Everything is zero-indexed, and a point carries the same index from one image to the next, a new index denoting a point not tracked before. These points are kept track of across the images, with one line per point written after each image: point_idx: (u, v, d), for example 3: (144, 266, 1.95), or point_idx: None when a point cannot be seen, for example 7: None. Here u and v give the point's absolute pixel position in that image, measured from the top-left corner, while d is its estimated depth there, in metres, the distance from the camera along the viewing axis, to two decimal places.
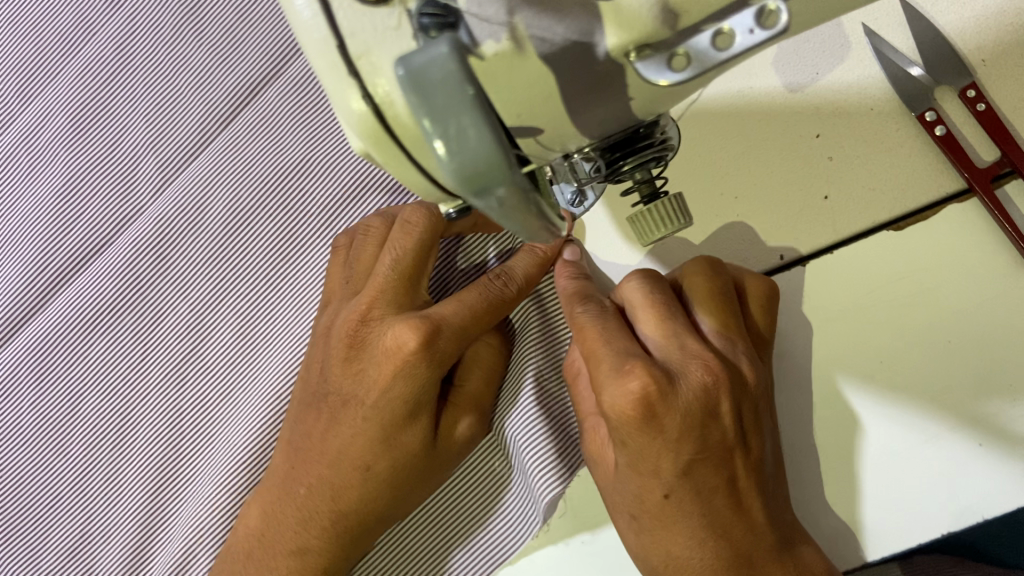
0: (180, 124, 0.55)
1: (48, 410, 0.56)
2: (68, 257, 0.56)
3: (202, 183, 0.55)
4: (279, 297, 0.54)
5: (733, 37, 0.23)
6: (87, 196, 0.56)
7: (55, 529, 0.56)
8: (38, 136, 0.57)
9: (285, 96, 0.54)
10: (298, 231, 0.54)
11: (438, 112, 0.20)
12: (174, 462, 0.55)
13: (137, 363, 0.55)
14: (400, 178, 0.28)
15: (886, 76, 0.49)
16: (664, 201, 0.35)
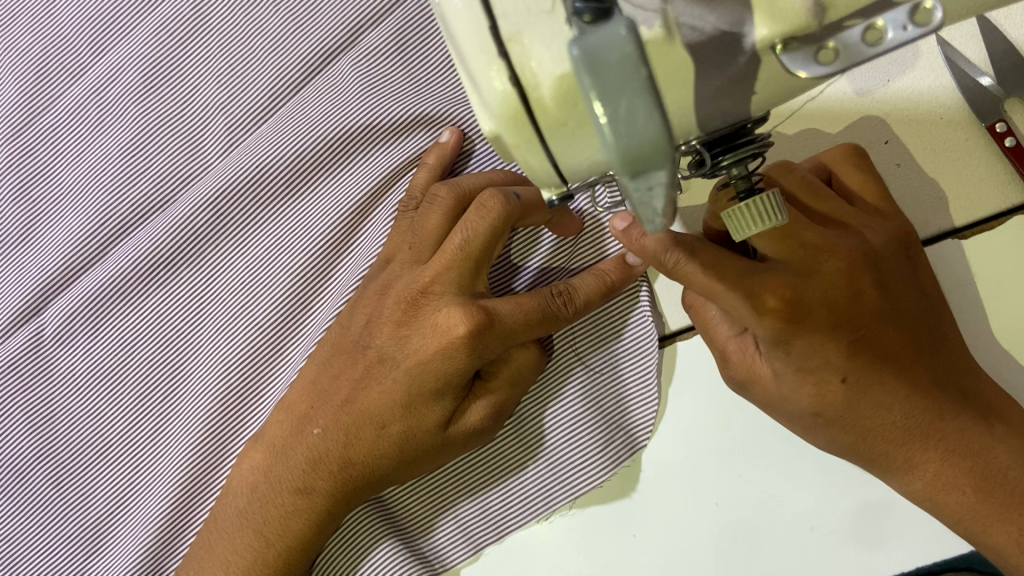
0: (252, 86, 0.55)
1: (102, 358, 0.55)
2: (131, 209, 0.55)
3: (268, 142, 0.53)
4: (339, 262, 0.54)
5: (884, 33, 0.24)
6: (153, 151, 0.55)
7: (100, 479, 0.54)
8: (109, 90, 0.56)
9: (359, 65, 0.53)
10: (360, 198, 0.53)
11: (611, 93, 0.20)
12: (225, 419, 0.53)
13: (193, 317, 0.54)
14: (519, 160, 0.28)
15: (957, 86, 0.50)
16: (762, 197, 0.34)
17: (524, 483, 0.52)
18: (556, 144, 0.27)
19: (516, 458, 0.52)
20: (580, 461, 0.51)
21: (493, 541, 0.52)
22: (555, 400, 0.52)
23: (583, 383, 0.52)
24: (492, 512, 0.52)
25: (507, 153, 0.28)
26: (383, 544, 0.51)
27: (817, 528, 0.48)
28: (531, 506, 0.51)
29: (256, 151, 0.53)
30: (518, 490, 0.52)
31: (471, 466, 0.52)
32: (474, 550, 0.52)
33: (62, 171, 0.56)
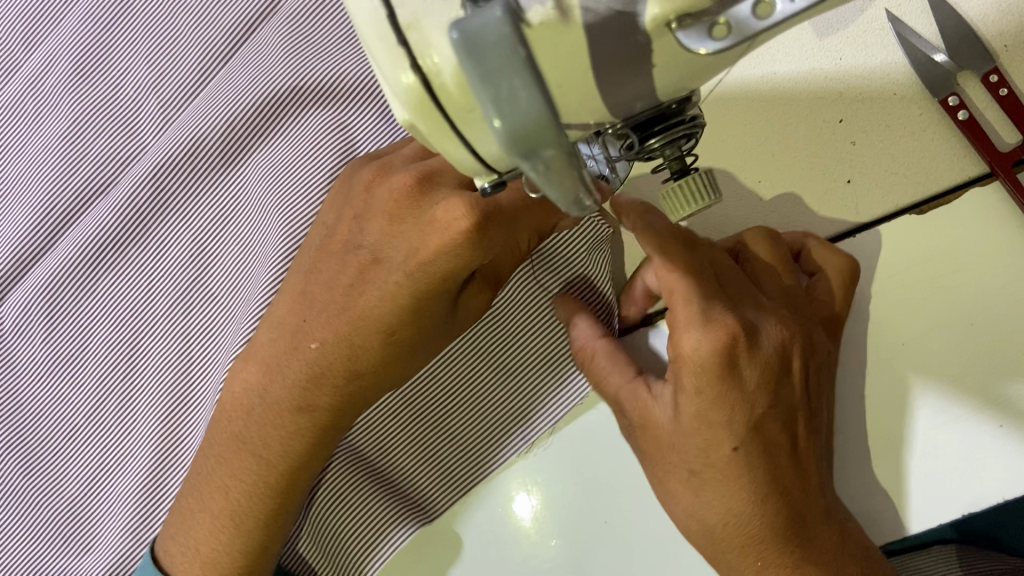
0: (181, 63, 0.60)
1: (61, 346, 0.60)
2: (75, 196, 0.60)
3: (199, 117, 0.58)
4: (272, 216, 0.57)
5: (774, 5, 0.24)
6: (92, 136, 0.61)
7: (72, 462, 0.60)
8: (43, 81, 0.62)
9: (281, 26, 0.59)
10: (291, 158, 0.57)
11: (491, 74, 0.21)
12: (185, 388, 0.58)
13: (144, 295, 0.59)
14: (438, 147, 0.29)
15: (909, 62, 0.50)
16: (692, 179, 0.34)
17: (503, 415, 0.54)
18: (469, 132, 0.27)
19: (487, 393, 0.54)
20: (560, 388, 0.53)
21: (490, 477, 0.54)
22: (519, 330, 0.53)
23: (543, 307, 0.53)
24: (473, 447, 0.54)
25: (427, 143, 0.29)
26: (361, 501, 0.53)
27: None
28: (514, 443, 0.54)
29: (189, 125, 0.59)
30: (500, 421, 0.54)
31: (436, 416, 0.54)
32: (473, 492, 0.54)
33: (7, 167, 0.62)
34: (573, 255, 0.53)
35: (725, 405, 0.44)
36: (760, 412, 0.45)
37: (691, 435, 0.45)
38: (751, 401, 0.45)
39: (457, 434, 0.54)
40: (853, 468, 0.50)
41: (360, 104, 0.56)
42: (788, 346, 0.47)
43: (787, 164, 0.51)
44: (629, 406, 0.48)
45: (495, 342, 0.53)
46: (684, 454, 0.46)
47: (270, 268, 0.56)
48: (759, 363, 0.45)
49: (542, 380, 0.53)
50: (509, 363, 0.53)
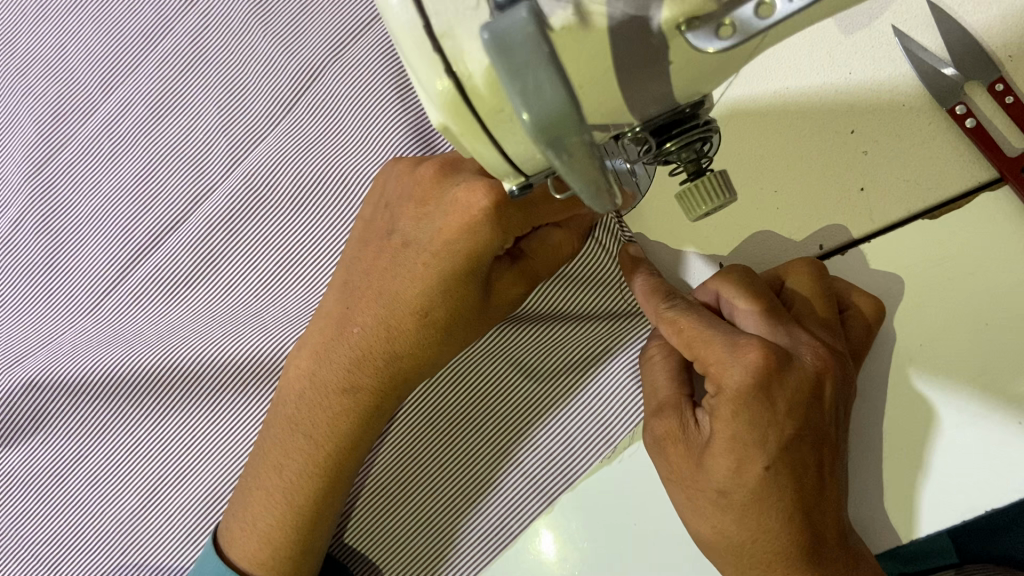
0: (250, 110, 0.65)
1: (116, 369, 0.63)
2: (148, 233, 0.66)
3: (274, 159, 0.63)
4: (337, 260, 0.61)
5: (774, 6, 0.26)
6: (165, 176, 0.66)
7: (130, 479, 0.63)
8: (119, 123, 0.68)
9: (341, 78, 0.62)
10: (353, 201, 0.61)
11: (518, 68, 0.23)
12: (240, 419, 0.61)
13: (205, 326, 0.63)
14: (469, 151, 0.31)
15: (917, 74, 0.52)
16: (707, 177, 0.37)
17: (545, 435, 0.56)
18: (499, 132, 0.29)
19: (543, 389, 0.56)
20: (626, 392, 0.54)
21: (561, 487, 0.56)
22: (564, 353, 0.56)
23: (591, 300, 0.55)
24: (517, 466, 0.56)
25: (459, 146, 0.31)
26: (405, 517, 0.58)
27: None
28: (557, 464, 0.56)
29: (256, 175, 0.63)
30: (547, 439, 0.56)
31: (484, 437, 0.57)
32: (547, 499, 0.56)
33: (80, 205, 0.68)
34: (617, 278, 0.55)
35: (757, 424, 0.44)
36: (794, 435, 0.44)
37: (720, 456, 0.45)
38: (781, 425, 0.44)
39: (512, 425, 0.57)
40: (876, 466, 0.52)
41: (410, 151, 0.59)
42: (824, 376, 0.46)
43: (801, 174, 0.54)
44: (665, 422, 0.48)
45: (544, 361, 0.56)
46: (710, 476, 0.46)
47: None
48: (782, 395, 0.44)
49: (592, 404, 0.55)
50: (560, 385, 0.56)
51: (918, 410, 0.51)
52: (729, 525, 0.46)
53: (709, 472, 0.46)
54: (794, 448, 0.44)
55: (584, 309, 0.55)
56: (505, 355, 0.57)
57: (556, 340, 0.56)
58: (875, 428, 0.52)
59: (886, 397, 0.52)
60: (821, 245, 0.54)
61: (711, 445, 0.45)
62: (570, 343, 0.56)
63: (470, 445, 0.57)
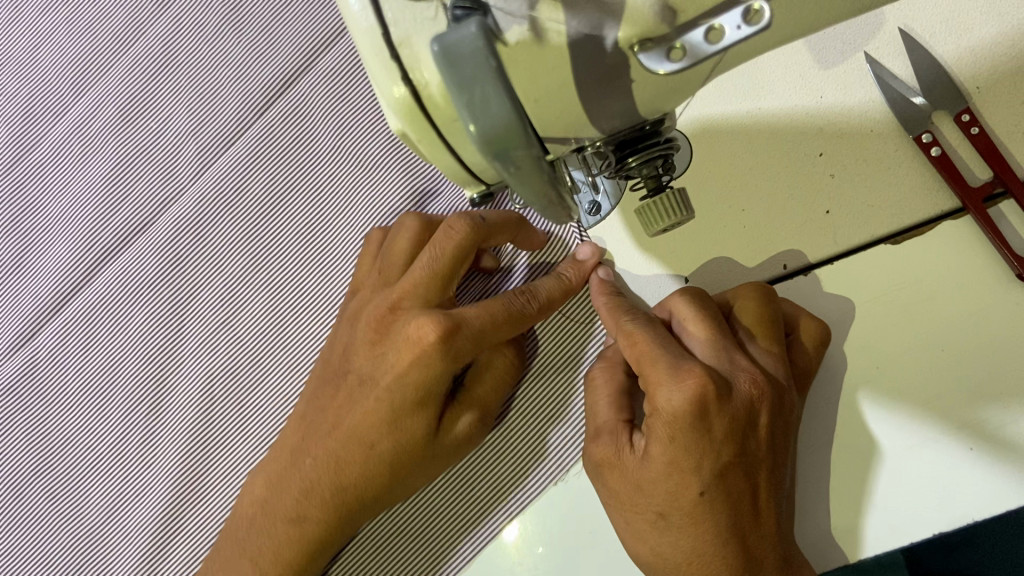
0: (219, 115, 0.67)
1: (92, 376, 0.66)
2: (115, 235, 0.67)
3: (241, 167, 0.66)
4: (305, 267, 0.64)
5: (723, 33, 0.26)
6: (133, 178, 0.67)
7: (94, 490, 0.65)
8: (90, 125, 0.69)
9: (316, 86, 0.65)
10: (325, 211, 0.64)
11: (465, 81, 0.24)
12: (207, 425, 0.64)
13: (174, 335, 0.66)
14: (426, 157, 0.32)
15: (886, 101, 0.53)
16: (667, 195, 0.37)
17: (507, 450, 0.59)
18: (455, 141, 0.30)
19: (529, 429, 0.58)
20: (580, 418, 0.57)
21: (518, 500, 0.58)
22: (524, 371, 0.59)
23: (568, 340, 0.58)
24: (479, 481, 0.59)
25: (418, 154, 0.32)
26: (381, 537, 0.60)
27: None
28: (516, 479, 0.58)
29: (223, 176, 0.66)
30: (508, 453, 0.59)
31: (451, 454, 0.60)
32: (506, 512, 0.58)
33: (50, 205, 0.69)
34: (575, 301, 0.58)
35: (691, 449, 0.44)
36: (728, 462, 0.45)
37: (658, 481, 0.45)
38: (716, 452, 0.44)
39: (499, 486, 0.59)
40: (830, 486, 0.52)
41: (382, 165, 0.64)
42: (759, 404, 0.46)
43: (770, 195, 0.54)
44: (602, 446, 0.48)
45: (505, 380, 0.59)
46: (651, 497, 0.46)
47: (312, 315, 0.64)
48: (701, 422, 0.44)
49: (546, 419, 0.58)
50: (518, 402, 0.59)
51: (875, 434, 0.51)
52: (662, 547, 0.46)
53: (649, 495, 0.46)
54: (726, 472, 0.45)
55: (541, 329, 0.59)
56: None
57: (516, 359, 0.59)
58: (829, 448, 0.52)
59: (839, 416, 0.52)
60: (785, 265, 0.54)
61: (649, 467, 0.45)
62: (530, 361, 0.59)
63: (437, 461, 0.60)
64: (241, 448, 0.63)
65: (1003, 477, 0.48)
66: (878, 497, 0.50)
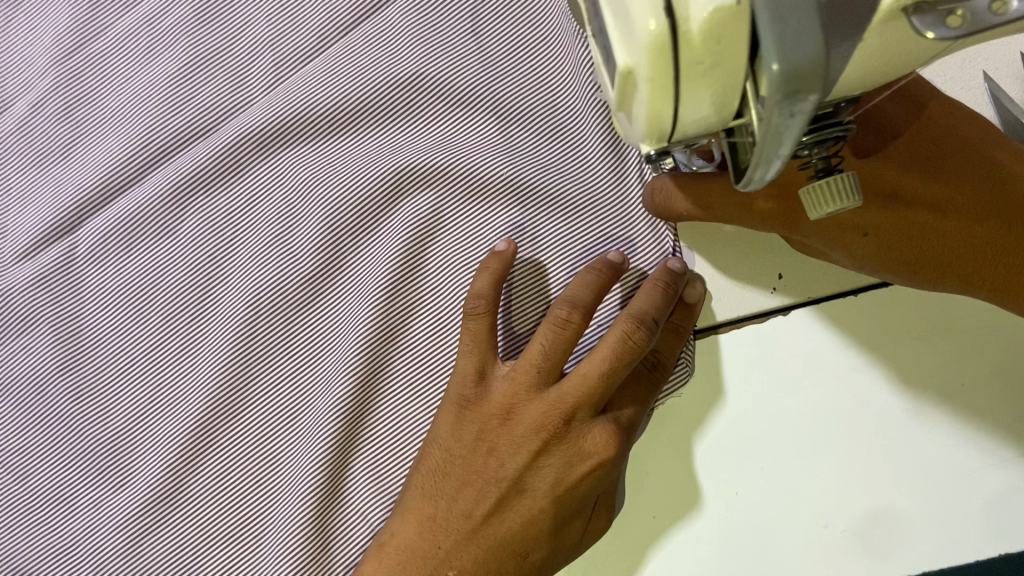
0: (301, 28, 0.61)
1: (134, 278, 0.59)
2: (174, 134, 0.60)
3: (318, 83, 0.59)
4: (368, 188, 0.58)
5: (1008, 5, 0.26)
6: (201, 81, 0.61)
7: (121, 395, 0.58)
8: (161, 21, 0.62)
9: (407, 14, 0.61)
10: (399, 139, 0.59)
11: (780, 10, 0.23)
12: (249, 339, 0.58)
13: (227, 244, 0.59)
14: (641, 102, 0.31)
15: (999, 123, 0.54)
16: (838, 178, 0.37)
17: None
18: (686, 87, 0.29)
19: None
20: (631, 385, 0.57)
21: None
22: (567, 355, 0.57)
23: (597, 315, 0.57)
24: None
25: (636, 96, 0.31)
26: None
27: (829, 526, 0.59)
28: None
29: (304, 90, 0.59)
30: None
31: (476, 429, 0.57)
32: None
33: (108, 97, 0.62)
34: None
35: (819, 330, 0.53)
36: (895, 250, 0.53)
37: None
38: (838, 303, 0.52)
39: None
40: None
41: (471, 99, 0.59)
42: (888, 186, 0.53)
43: None
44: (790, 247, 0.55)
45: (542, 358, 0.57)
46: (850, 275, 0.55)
47: (375, 243, 0.58)
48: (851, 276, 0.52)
49: None
50: None
51: None
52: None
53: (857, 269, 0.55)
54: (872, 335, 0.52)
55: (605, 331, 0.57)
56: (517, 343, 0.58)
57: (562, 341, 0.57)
58: None
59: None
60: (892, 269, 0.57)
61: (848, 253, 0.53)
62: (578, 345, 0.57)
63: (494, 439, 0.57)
64: (289, 375, 0.58)
65: None
66: None
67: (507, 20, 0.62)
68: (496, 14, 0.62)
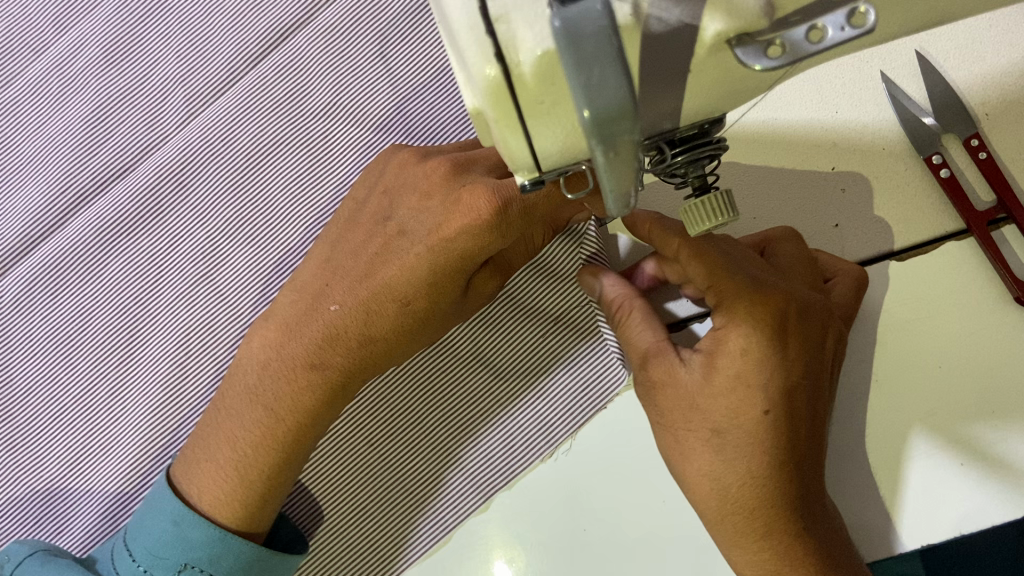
0: (211, 61, 0.61)
1: (60, 324, 0.59)
2: (92, 178, 0.60)
3: (232, 119, 0.60)
4: (292, 222, 0.59)
5: (825, 33, 0.27)
6: (114, 122, 0.61)
7: (54, 444, 0.58)
8: (71, 64, 0.62)
9: (314, 42, 0.61)
10: (318, 170, 0.60)
11: (585, 60, 0.23)
12: (181, 380, 0.58)
13: (151, 286, 0.59)
14: (498, 140, 0.31)
15: (899, 121, 0.55)
16: (714, 196, 0.37)
17: (483, 448, 0.55)
18: (533, 123, 0.30)
19: (491, 386, 0.55)
20: (578, 396, 0.54)
21: (498, 485, 0.54)
22: (504, 355, 0.55)
23: (543, 336, 0.55)
24: (451, 496, 0.55)
25: (492, 134, 0.31)
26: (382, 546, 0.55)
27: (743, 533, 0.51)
28: (479, 487, 0.54)
29: (218, 128, 0.60)
30: (460, 443, 0.55)
31: (422, 449, 0.55)
32: (482, 497, 0.54)
33: (22, 143, 0.61)
34: (573, 293, 0.55)
35: (767, 362, 0.45)
36: (796, 381, 0.46)
37: (720, 396, 0.46)
38: (792, 366, 0.46)
39: (456, 422, 0.55)
40: (853, 482, 0.52)
41: (386, 124, 0.60)
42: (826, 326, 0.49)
43: (782, 207, 0.55)
44: (657, 366, 0.48)
45: (482, 358, 0.55)
46: (708, 412, 0.46)
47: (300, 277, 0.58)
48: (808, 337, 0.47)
49: (536, 419, 0.55)
50: (493, 388, 0.55)
51: (897, 458, 0.52)
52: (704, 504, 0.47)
53: (706, 411, 0.47)
54: (795, 397, 0.46)
55: (536, 323, 0.55)
56: (461, 356, 0.56)
57: (499, 340, 0.55)
58: (850, 457, 0.52)
59: (865, 421, 0.52)
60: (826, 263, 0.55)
61: (714, 382, 0.46)
62: (517, 341, 0.55)
63: (441, 451, 0.55)
64: None
65: (996, 494, 0.50)
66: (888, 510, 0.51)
67: (413, 39, 0.60)
68: (402, 34, 0.60)
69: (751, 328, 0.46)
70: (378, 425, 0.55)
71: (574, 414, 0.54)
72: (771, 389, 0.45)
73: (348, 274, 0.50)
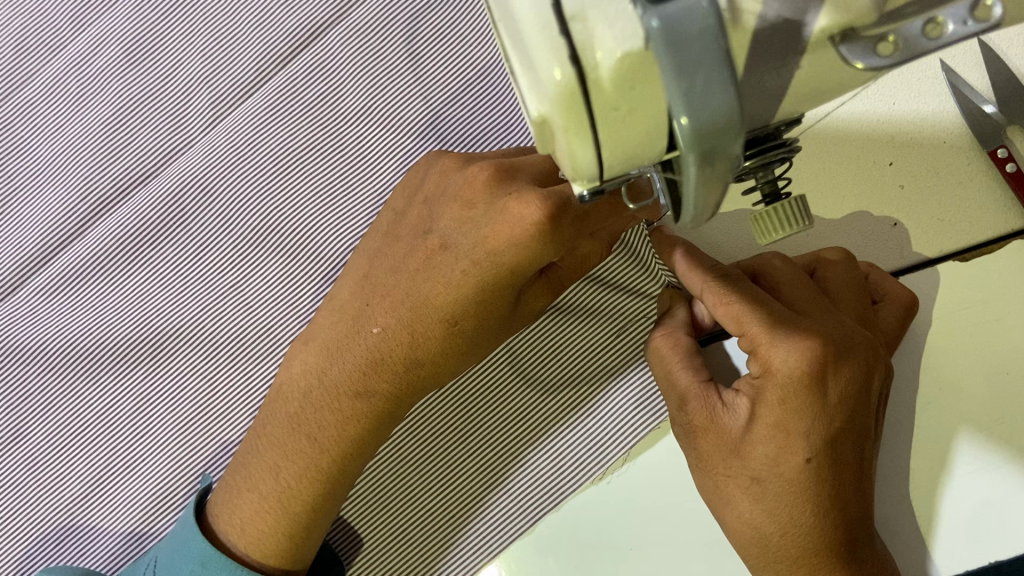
0: (237, 61, 0.59)
1: (79, 337, 0.56)
2: (113, 185, 0.58)
3: (260, 123, 0.58)
4: (323, 232, 0.56)
5: (944, 28, 0.24)
6: (136, 126, 0.58)
7: (76, 462, 0.55)
8: (90, 63, 0.59)
9: (347, 41, 0.58)
10: (350, 177, 0.57)
11: (688, 64, 0.21)
12: (210, 397, 0.55)
13: (176, 297, 0.56)
14: (563, 155, 0.27)
15: (960, 113, 0.52)
16: (785, 204, 0.34)
17: (531, 469, 0.53)
18: (609, 136, 0.26)
19: (540, 402, 0.53)
20: (630, 410, 0.52)
21: (547, 506, 0.52)
22: (553, 370, 0.53)
23: (594, 345, 0.53)
24: (498, 520, 0.52)
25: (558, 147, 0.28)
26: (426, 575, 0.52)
27: None
28: (528, 510, 0.52)
29: (245, 131, 0.57)
30: (506, 463, 0.53)
31: (468, 469, 0.53)
32: (530, 520, 0.52)
33: (39, 147, 0.58)
34: (625, 304, 0.52)
35: (804, 414, 0.43)
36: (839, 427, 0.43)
37: (760, 443, 0.44)
38: (831, 416, 0.43)
39: (503, 440, 0.53)
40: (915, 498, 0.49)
41: (421, 129, 0.57)
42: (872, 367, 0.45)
43: (839, 203, 0.52)
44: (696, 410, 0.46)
45: (531, 373, 0.53)
46: (750, 461, 0.44)
47: None
48: (845, 377, 0.43)
49: (584, 437, 0.52)
50: (541, 405, 0.53)
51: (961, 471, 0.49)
52: (764, 522, 0.44)
53: (745, 459, 0.44)
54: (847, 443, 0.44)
55: (588, 335, 0.53)
56: (508, 372, 0.53)
57: (548, 352, 0.53)
58: (912, 471, 0.49)
59: (926, 433, 0.50)
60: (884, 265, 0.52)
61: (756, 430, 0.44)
62: (566, 355, 0.53)
63: (486, 471, 0.53)
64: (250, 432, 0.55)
65: None
66: (955, 528, 0.48)
67: (451, 40, 0.57)
68: (437, 33, 0.58)
69: (788, 375, 0.42)
70: (429, 452, 0.53)
71: (624, 431, 0.52)
72: (814, 437, 0.43)
73: (383, 287, 0.47)
